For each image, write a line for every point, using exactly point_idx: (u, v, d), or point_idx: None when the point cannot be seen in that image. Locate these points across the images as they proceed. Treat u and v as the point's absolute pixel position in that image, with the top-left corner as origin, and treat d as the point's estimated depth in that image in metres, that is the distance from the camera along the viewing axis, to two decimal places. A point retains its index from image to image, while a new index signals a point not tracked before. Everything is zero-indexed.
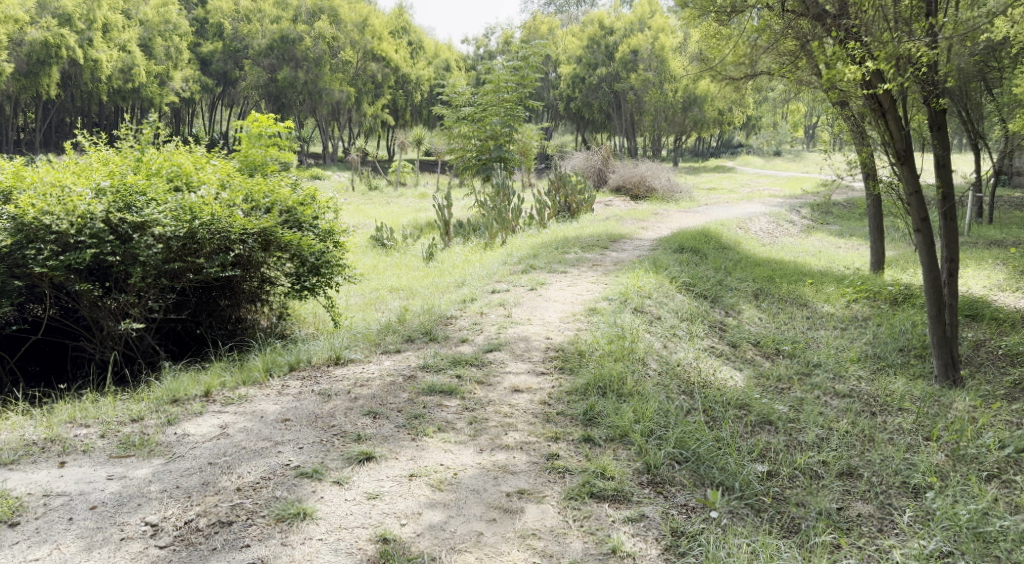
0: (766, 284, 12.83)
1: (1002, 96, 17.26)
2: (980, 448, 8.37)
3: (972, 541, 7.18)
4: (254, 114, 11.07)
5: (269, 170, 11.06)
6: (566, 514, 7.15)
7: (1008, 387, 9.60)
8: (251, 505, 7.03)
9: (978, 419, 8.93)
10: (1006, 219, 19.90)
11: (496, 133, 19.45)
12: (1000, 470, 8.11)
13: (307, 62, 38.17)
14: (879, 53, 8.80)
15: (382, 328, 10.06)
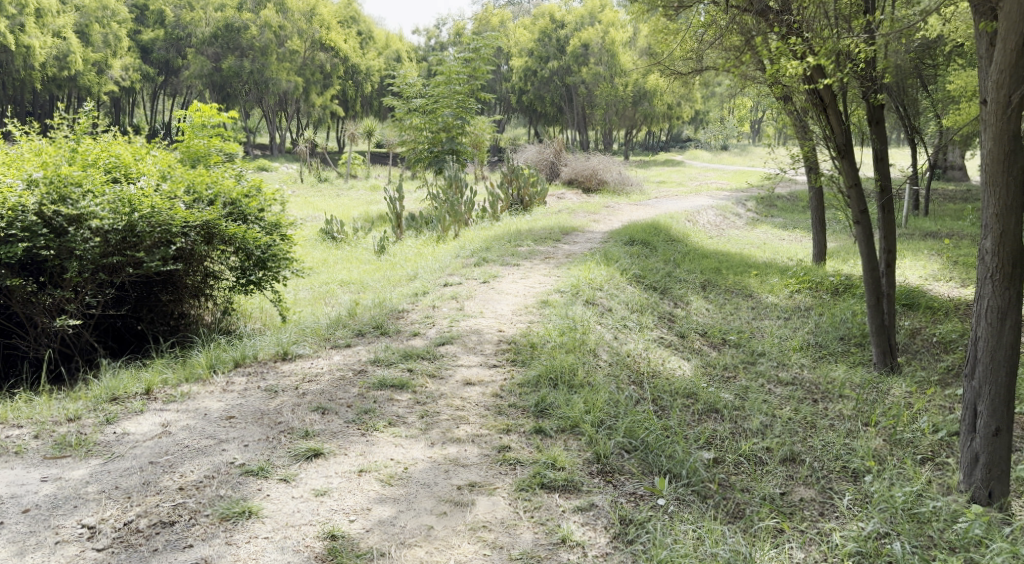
0: (713, 276, 13.07)
1: (937, 93, 17.71)
2: (916, 432, 8.66)
3: (907, 522, 7.37)
4: (197, 104, 10.98)
5: (213, 161, 10.98)
6: (516, 505, 7.27)
7: (942, 373, 9.92)
8: (194, 504, 7.04)
9: (914, 404, 9.22)
10: (941, 211, 20.45)
11: (448, 125, 19.46)
12: (934, 453, 8.40)
13: (253, 51, 37.85)
14: (820, 49, 8.96)
15: (332, 322, 10.06)
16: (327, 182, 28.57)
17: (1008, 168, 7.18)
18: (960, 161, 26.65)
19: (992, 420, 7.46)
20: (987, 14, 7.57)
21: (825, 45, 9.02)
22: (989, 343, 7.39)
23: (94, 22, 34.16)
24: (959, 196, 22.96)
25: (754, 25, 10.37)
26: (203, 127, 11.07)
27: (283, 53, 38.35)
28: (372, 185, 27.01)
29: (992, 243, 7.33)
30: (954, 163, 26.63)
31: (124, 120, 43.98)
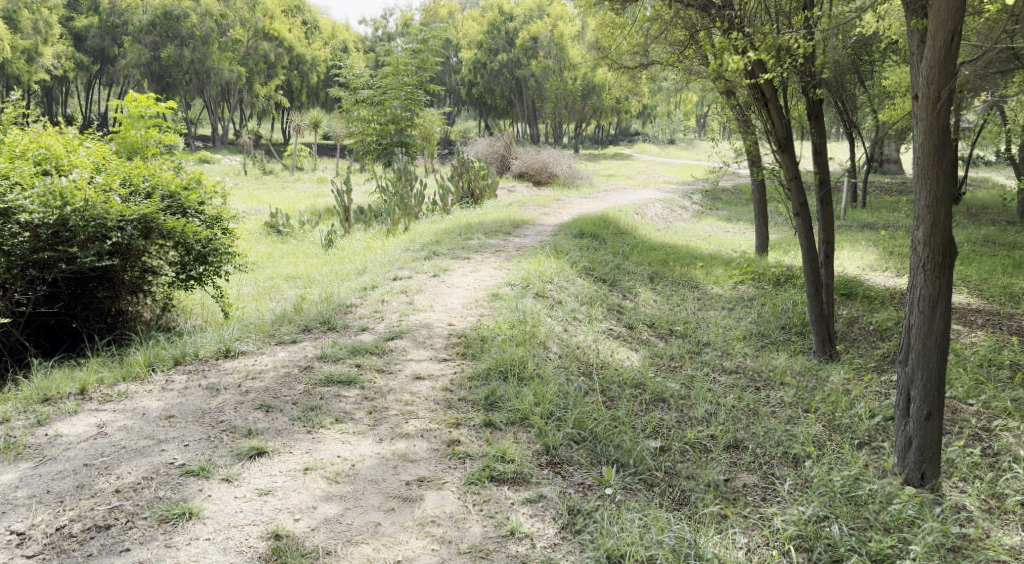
0: (660, 268, 13.21)
1: (875, 88, 18.10)
2: (854, 417, 8.86)
3: (845, 505, 7.56)
4: (132, 94, 10.70)
5: (150, 153, 10.81)
6: (465, 499, 7.33)
7: (878, 360, 10.18)
8: (131, 507, 7.00)
9: (852, 390, 9.43)
10: (878, 203, 20.89)
11: (396, 117, 19.35)
12: (871, 437, 8.61)
13: (193, 40, 37.21)
14: (761, 43, 9.03)
15: (277, 318, 9.97)
16: (271, 175, 28.25)
17: (939, 161, 7.36)
18: (895, 154, 27.29)
19: (924, 404, 7.67)
20: (918, 12, 7.79)
21: (766, 40, 9.10)
22: (922, 331, 7.60)
23: (24, 9, 33.28)
24: (895, 189, 23.52)
25: (696, 20, 10.47)
26: (140, 117, 10.86)
27: (225, 43, 38.12)
28: (319, 177, 26.81)
29: (924, 234, 7.52)
30: (890, 156, 27.24)
31: (58, 110, 42.97)
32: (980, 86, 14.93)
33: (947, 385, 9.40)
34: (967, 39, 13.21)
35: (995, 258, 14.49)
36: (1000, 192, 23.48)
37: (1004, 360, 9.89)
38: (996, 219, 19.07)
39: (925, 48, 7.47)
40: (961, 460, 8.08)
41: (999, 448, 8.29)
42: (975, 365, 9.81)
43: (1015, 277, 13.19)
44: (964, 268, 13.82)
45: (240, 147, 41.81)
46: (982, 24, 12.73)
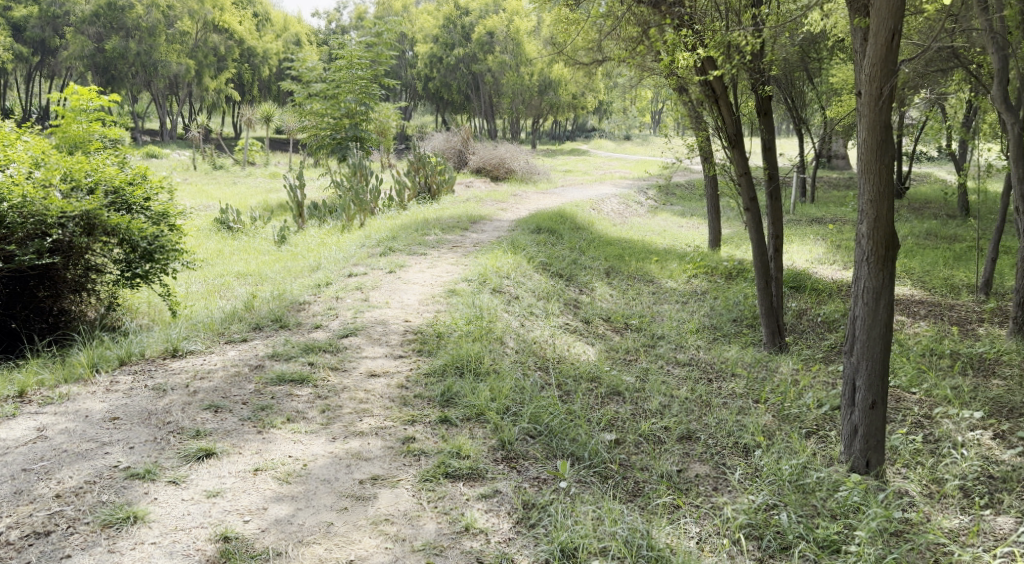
0: (616, 263, 13.25)
1: (823, 85, 18.35)
2: (802, 407, 8.96)
3: (793, 493, 7.64)
4: (73, 86, 10.38)
5: (92, 147, 10.56)
6: (420, 496, 7.30)
7: (826, 351, 10.31)
8: (72, 512, 6.89)
9: (800, 380, 9.55)
10: (826, 198, 21.19)
11: (351, 111, 19.17)
12: (818, 426, 8.71)
13: (138, 31, 36.37)
14: (710, 41, 9.10)
15: (226, 316, 9.83)
16: (221, 170, 27.88)
17: (882, 156, 7.45)
18: (842, 150, 27.65)
19: (869, 393, 7.75)
20: (860, 11, 7.89)
21: (715, 37, 9.14)
22: (866, 321, 7.69)
23: None
24: (842, 183, 23.89)
25: (648, 17, 10.50)
26: (84, 110, 10.64)
27: (173, 35, 37.34)
28: (271, 172, 26.50)
29: (867, 227, 7.60)
30: (837, 153, 27.58)
31: None
32: (921, 84, 15.22)
33: (892, 375, 9.55)
34: (909, 37, 13.43)
35: (937, 251, 14.77)
36: (942, 186, 23.98)
37: (945, 349, 10.07)
38: (938, 212, 19.45)
39: (868, 45, 7.55)
40: (904, 447, 8.20)
41: (940, 435, 8.42)
42: (917, 354, 9.97)
43: (956, 270, 13.46)
44: (908, 261, 14.05)
45: (189, 142, 41.15)
46: (922, 23, 12.96)
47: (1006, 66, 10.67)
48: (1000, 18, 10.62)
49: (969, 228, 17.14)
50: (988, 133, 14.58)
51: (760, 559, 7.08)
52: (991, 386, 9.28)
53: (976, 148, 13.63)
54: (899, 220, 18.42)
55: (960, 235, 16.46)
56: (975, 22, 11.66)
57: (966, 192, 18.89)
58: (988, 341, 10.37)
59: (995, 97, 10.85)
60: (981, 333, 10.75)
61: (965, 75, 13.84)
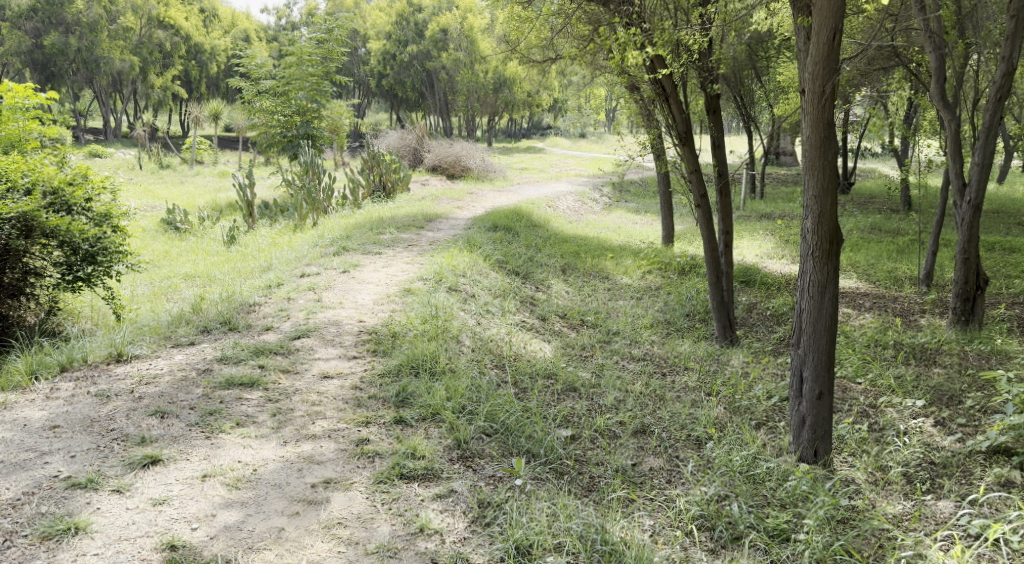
0: (572, 260, 13.26)
1: (771, 83, 18.50)
2: (752, 399, 9.00)
3: (744, 483, 7.67)
4: (7, 84, 9.96)
5: (29, 147, 10.24)
6: (374, 499, 7.23)
7: (775, 343, 10.39)
8: (10, 525, 6.77)
9: (750, 372, 9.60)
10: (775, 194, 21.41)
11: (302, 108, 18.88)
12: (768, 417, 8.75)
13: (79, 27, 35.35)
14: (659, 39, 9.10)
15: (173, 319, 9.64)
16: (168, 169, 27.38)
17: (825, 153, 7.50)
18: (790, 147, 27.97)
19: (816, 384, 7.82)
20: (803, 10, 7.95)
21: (664, 35, 9.14)
22: (812, 314, 7.75)
23: None
24: (791, 179, 24.18)
25: (598, 15, 10.48)
26: (20, 109, 10.30)
27: (116, 30, 36.36)
28: (220, 171, 26.07)
29: (812, 222, 7.66)
30: (785, 150, 27.86)
31: None
32: (865, 82, 15.42)
33: (837, 365, 9.64)
34: (852, 36, 13.57)
35: (881, 244, 14.95)
36: (886, 181, 24.39)
37: (889, 339, 10.19)
38: (881, 206, 19.76)
39: (810, 44, 7.62)
40: (850, 436, 8.27)
41: (885, 423, 8.50)
42: (862, 346, 10.07)
43: (899, 262, 13.63)
44: (853, 254, 14.22)
45: (135, 140, 40.32)
46: (863, 22, 13.15)
47: (943, 65, 10.83)
48: (938, 18, 10.82)
49: (912, 222, 17.39)
50: (928, 129, 14.81)
51: (712, 549, 7.12)
52: (933, 374, 9.39)
53: (916, 144, 13.84)
54: (845, 214, 18.65)
55: (903, 229, 16.69)
56: (913, 21, 11.86)
57: (909, 187, 19.19)
58: (930, 332, 10.50)
59: (933, 95, 11.02)
60: (923, 324, 10.89)
61: (906, 73, 14.06)
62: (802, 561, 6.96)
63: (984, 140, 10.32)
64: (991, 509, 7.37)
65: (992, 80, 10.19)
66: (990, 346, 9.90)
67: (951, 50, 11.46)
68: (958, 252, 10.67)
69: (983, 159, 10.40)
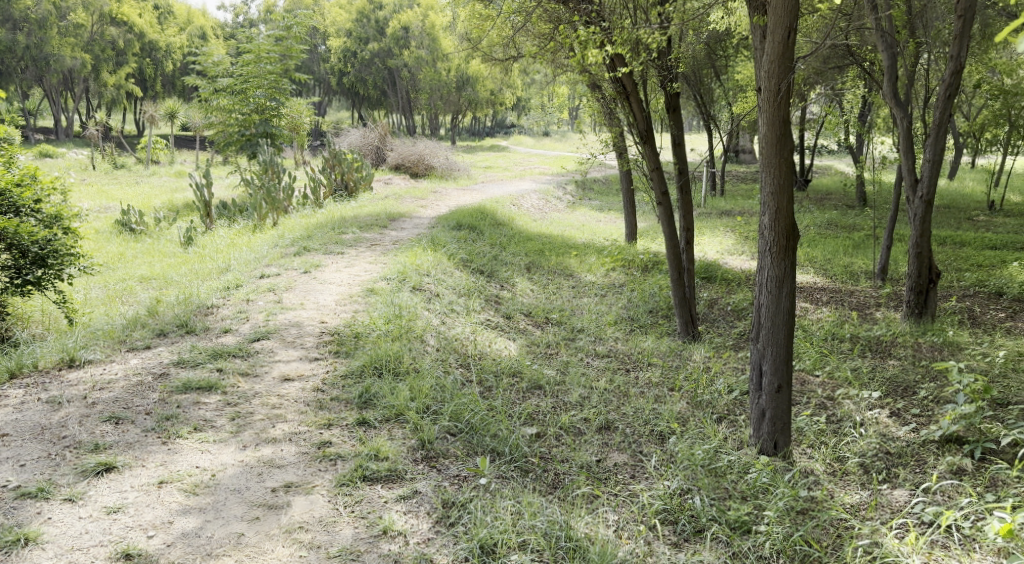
0: (537, 258, 13.21)
1: (730, 82, 18.61)
2: (714, 393, 9.00)
3: (706, 476, 7.67)
4: None
5: None
6: (336, 501, 7.16)
7: (736, 338, 10.42)
8: None
9: (712, 367, 9.61)
10: (735, 191, 21.56)
11: (260, 106, 18.68)
12: (729, 411, 8.76)
13: (28, 24, 34.30)
14: (618, 37, 9.10)
15: (128, 323, 9.46)
16: (122, 169, 26.92)
17: (781, 150, 7.53)
18: (749, 145, 28.20)
19: (775, 377, 7.85)
20: (758, 9, 7.98)
21: (623, 34, 9.14)
22: (770, 309, 7.78)
23: None
24: (750, 177, 24.37)
25: (558, 13, 10.45)
26: None
27: (66, 27, 35.39)
28: (177, 171, 25.65)
29: (770, 219, 7.69)
30: (743, 148, 28.05)
31: None
32: (820, 80, 15.54)
33: (796, 358, 9.67)
34: (807, 35, 13.67)
35: (837, 240, 15.06)
36: (842, 178, 24.68)
37: (845, 333, 10.25)
38: (838, 203, 19.95)
39: (766, 42, 7.65)
40: (809, 428, 8.28)
41: (842, 415, 8.52)
42: (820, 339, 10.13)
43: (855, 257, 13.74)
44: (811, 250, 14.32)
45: (88, 140, 39.47)
46: (819, 21, 13.21)
47: (895, 63, 10.95)
48: (889, 18, 10.98)
49: (867, 217, 17.56)
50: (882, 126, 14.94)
51: (676, 543, 7.13)
52: (888, 366, 9.46)
53: (871, 141, 13.93)
54: (802, 210, 18.80)
55: (859, 224, 16.84)
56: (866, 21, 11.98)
57: (863, 183, 19.37)
58: (885, 325, 10.58)
59: (885, 93, 11.14)
60: (878, 317, 10.97)
61: (860, 71, 14.20)
62: (763, 553, 7.00)
63: (934, 137, 10.40)
64: (944, 496, 7.44)
65: (942, 78, 10.27)
66: (942, 338, 10.00)
67: (903, 49, 11.51)
68: (911, 246, 10.75)
69: (934, 156, 10.47)
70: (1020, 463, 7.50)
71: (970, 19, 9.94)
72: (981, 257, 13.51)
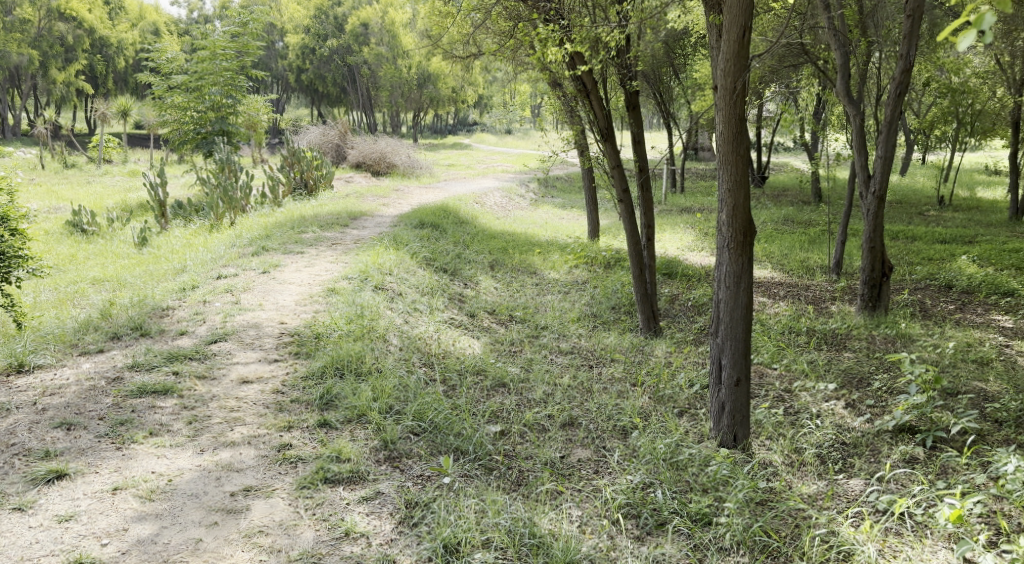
0: (500, 256, 13.15)
1: (688, 80, 18.70)
2: (675, 388, 9.00)
3: (668, 470, 7.65)
4: None
5: None
6: (297, 505, 7.06)
7: (697, 333, 10.43)
8: None
9: (673, 362, 9.61)
10: (695, 188, 21.67)
11: (216, 104, 18.40)
12: (690, 405, 8.75)
13: None
14: (577, 36, 9.07)
15: (79, 326, 9.25)
16: (72, 170, 26.35)
17: (737, 148, 7.53)
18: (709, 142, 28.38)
19: (733, 371, 7.85)
20: (714, 8, 7.98)
21: (581, 32, 9.11)
22: (729, 305, 7.78)
23: None
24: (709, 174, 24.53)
25: (517, 11, 10.40)
26: None
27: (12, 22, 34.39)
28: (130, 171, 25.17)
29: (727, 215, 7.68)
30: (703, 145, 28.24)
31: None
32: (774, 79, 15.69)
33: (754, 352, 9.68)
34: (762, 33, 13.74)
35: (793, 235, 15.15)
36: (799, 174, 24.93)
37: (802, 326, 10.29)
38: (795, 199, 20.12)
39: (721, 41, 7.64)
40: (767, 420, 8.27)
41: (799, 407, 8.54)
42: (777, 333, 10.16)
43: (811, 252, 13.83)
44: (768, 245, 14.40)
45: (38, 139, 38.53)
46: (773, 20, 13.30)
47: (848, 62, 11.06)
48: (843, 17, 11.06)
49: (822, 213, 17.70)
50: (837, 123, 15.06)
51: (638, 537, 7.10)
52: (844, 358, 9.51)
53: (826, 139, 14.00)
54: (759, 207, 18.91)
55: (815, 220, 16.97)
56: (819, 21, 12.06)
57: (819, 179, 19.56)
58: (839, 318, 10.64)
59: (838, 91, 11.22)
60: (834, 311, 11.03)
61: (813, 70, 14.33)
62: (723, 545, 7.00)
63: (886, 134, 10.45)
64: (898, 485, 7.48)
65: (892, 77, 10.34)
66: (896, 330, 10.08)
67: (856, 48, 11.61)
68: (865, 240, 10.83)
69: (886, 153, 10.53)
70: (970, 451, 7.57)
71: (919, 19, 10.00)
72: (931, 251, 13.67)
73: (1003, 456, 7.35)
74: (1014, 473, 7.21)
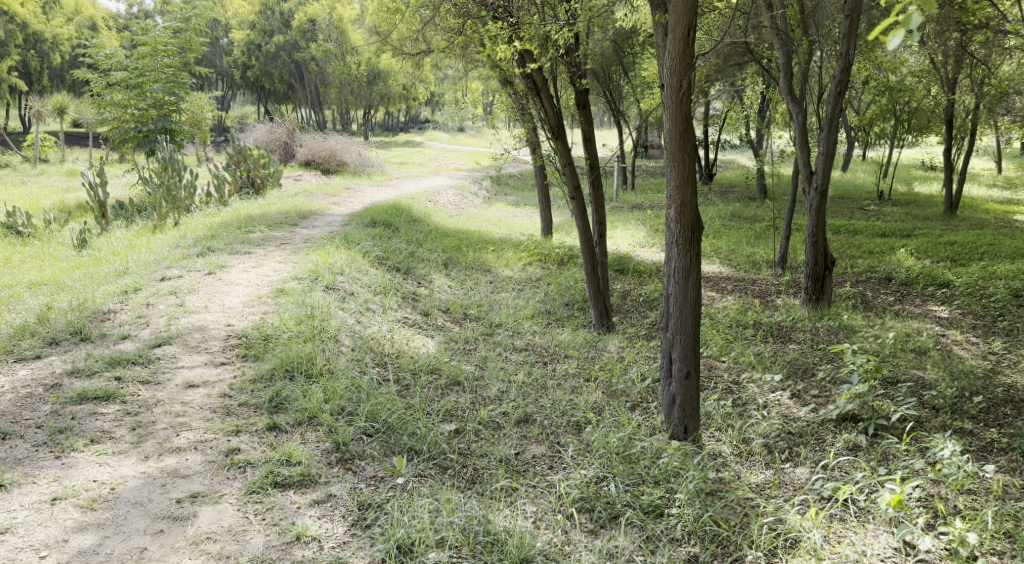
0: (453, 254, 13.03)
1: (637, 77, 18.71)
2: (628, 382, 8.97)
3: (620, 464, 7.60)
4: None
5: None
6: (246, 510, 6.92)
7: (649, 328, 10.41)
8: None
9: (626, 357, 9.58)
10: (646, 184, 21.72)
11: (158, 101, 18.00)
12: (643, 399, 8.72)
13: None
14: (526, 34, 9.00)
15: (15, 331, 8.96)
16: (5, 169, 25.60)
17: (684, 145, 7.51)
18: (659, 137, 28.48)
19: (683, 364, 7.83)
20: (660, 6, 7.96)
21: (530, 30, 9.04)
22: (678, 299, 7.75)
23: None
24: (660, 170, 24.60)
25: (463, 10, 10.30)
26: None
27: None
28: (69, 170, 24.55)
29: (675, 211, 7.66)
30: (653, 141, 28.33)
31: None
32: (719, 77, 15.76)
33: (703, 345, 9.67)
34: (707, 31, 13.77)
35: (741, 230, 15.22)
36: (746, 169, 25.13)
37: (750, 320, 10.32)
38: (743, 194, 20.26)
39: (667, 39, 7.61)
40: (716, 412, 8.24)
41: (747, 398, 8.54)
42: (725, 326, 10.18)
43: (758, 246, 13.91)
44: (716, 240, 14.46)
45: None
46: (718, 18, 13.35)
47: (790, 61, 11.12)
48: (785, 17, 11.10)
49: (768, 208, 17.83)
50: (782, 119, 15.15)
51: (592, 531, 7.07)
52: (789, 350, 9.55)
53: (771, 135, 14.09)
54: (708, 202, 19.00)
55: (761, 215, 17.08)
56: (762, 20, 12.12)
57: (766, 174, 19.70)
58: (785, 311, 10.69)
59: (781, 89, 11.26)
60: (780, 304, 11.08)
61: (757, 68, 14.41)
62: (674, 538, 6.98)
63: (828, 131, 10.50)
64: (842, 472, 7.50)
65: (833, 75, 10.39)
66: (839, 322, 10.16)
67: (798, 47, 11.66)
68: (808, 234, 10.88)
69: (828, 149, 10.58)
70: (911, 438, 7.62)
71: (857, 18, 10.05)
72: (874, 244, 13.82)
73: (940, 442, 7.46)
74: (951, 458, 7.32)
